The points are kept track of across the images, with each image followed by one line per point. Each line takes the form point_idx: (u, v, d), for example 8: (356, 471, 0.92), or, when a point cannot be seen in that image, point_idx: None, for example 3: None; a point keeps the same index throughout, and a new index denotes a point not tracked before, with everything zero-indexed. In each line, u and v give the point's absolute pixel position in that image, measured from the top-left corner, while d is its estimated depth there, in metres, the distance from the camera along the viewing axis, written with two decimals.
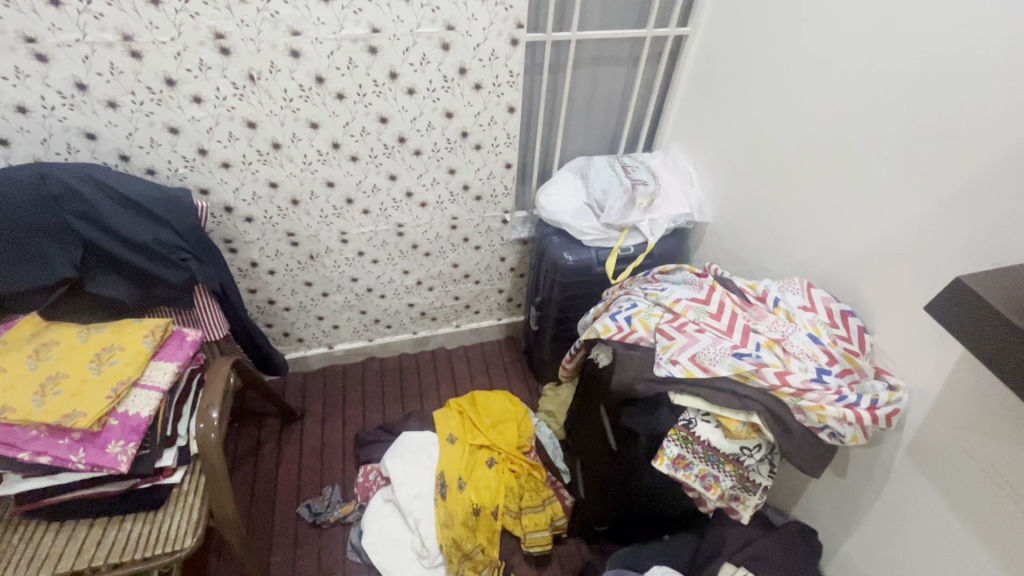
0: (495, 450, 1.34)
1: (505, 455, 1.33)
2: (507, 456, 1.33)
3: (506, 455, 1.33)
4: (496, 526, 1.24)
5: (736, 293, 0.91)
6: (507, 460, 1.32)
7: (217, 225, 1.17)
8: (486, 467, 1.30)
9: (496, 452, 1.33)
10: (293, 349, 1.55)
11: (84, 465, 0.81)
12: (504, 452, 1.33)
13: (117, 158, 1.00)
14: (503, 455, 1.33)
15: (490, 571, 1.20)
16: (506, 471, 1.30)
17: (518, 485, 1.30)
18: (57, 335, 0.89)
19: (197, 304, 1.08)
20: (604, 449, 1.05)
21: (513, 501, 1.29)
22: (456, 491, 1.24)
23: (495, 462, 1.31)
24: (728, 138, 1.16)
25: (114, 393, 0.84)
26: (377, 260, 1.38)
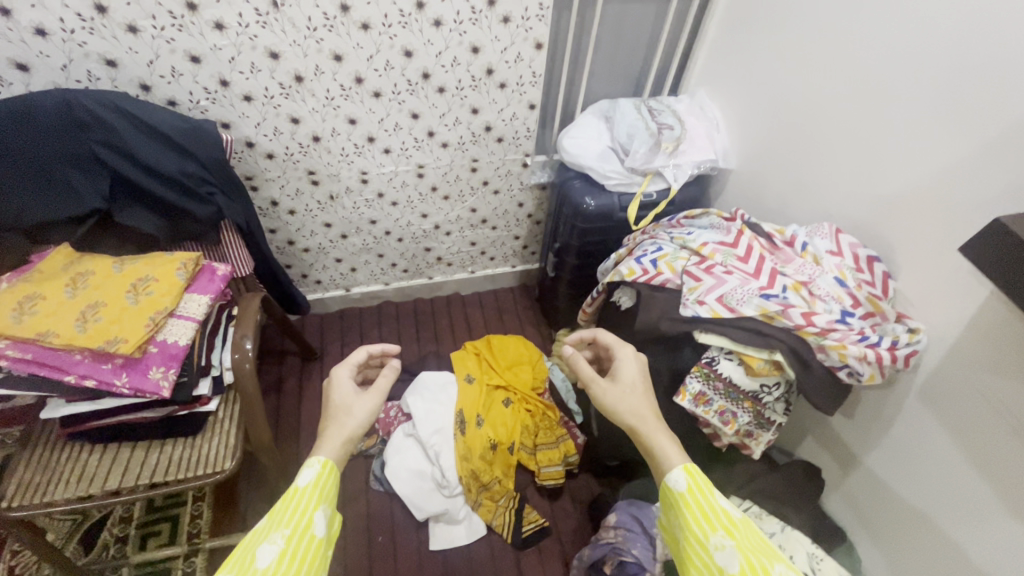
0: (511, 392, 1.38)
1: (520, 396, 1.38)
2: (523, 396, 1.38)
3: (521, 395, 1.38)
4: (512, 460, 1.30)
5: (763, 238, 0.92)
6: (523, 400, 1.37)
7: (238, 161, 1.16)
8: (503, 406, 1.35)
9: (512, 393, 1.38)
10: (311, 291, 1.57)
11: (128, 389, 0.84)
12: (520, 393, 1.38)
13: (138, 88, 0.98)
14: (518, 396, 1.38)
15: (507, 501, 1.28)
16: (522, 410, 1.36)
17: (533, 424, 1.35)
18: (91, 266, 0.90)
19: (224, 240, 1.09)
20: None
21: (529, 438, 1.34)
22: (474, 427, 1.29)
23: (511, 402, 1.36)
24: (759, 82, 1.12)
25: (153, 322, 0.86)
26: (396, 203, 1.37)
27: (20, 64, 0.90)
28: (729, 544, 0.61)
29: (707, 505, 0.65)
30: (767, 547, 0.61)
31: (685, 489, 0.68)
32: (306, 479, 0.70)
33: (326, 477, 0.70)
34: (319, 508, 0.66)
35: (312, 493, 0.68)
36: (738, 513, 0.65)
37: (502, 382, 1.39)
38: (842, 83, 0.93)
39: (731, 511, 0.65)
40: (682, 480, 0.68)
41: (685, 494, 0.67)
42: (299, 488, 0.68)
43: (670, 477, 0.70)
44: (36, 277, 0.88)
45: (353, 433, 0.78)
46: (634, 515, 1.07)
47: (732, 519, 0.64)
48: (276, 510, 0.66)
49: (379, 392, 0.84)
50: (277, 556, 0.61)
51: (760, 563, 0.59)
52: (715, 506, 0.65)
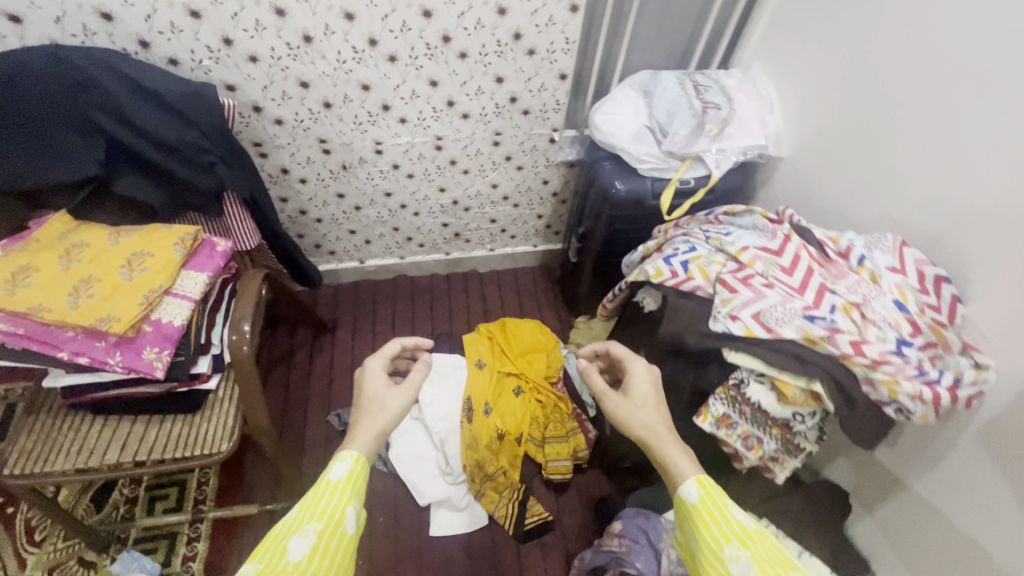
0: (523, 380, 1.33)
1: (532, 385, 1.32)
2: (535, 385, 1.32)
3: (533, 385, 1.32)
4: (520, 451, 1.25)
5: (813, 246, 0.80)
6: (535, 390, 1.32)
7: (245, 126, 1.09)
8: (514, 395, 1.30)
9: (524, 382, 1.32)
10: (325, 262, 1.52)
11: (122, 368, 0.82)
12: (531, 382, 1.32)
13: (137, 44, 0.91)
14: (530, 385, 1.32)
15: (511, 493, 1.25)
16: (532, 401, 1.30)
17: (544, 415, 1.30)
18: (87, 237, 0.86)
19: (227, 212, 1.03)
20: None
21: (538, 430, 1.30)
22: (482, 416, 1.25)
23: (522, 391, 1.31)
24: (830, 62, 0.97)
25: (146, 300, 0.82)
26: (412, 175, 1.29)
27: (11, 16, 0.84)
28: (743, 555, 0.58)
29: (718, 515, 0.63)
30: (784, 555, 0.59)
31: (695, 500, 0.65)
32: (338, 473, 0.66)
33: (358, 473, 0.66)
34: (350, 507, 0.63)
35: (344, 488, 0.65)
36: (751, 522, 0.62)
37: (515, 370, 1.34)
38: (934, 74, 0.79)
39: (745, 523, 0.62)
40: (693, 491, 0.66)
41: (696, 505, 0.65)
42: (330, 482, 0.65)
43: (682, 488, 0.67)
44: (33, 246, 0.85)
45: (385, 429, 0.74)
46: (642, 526, 1.02)
47: (745, 531, 0.61)
48: (306, 501, 0.63)
49: (414, 385, 0.79)
50: (309, 550, 0.58)
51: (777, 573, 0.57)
52: (727, 517, 0.62)
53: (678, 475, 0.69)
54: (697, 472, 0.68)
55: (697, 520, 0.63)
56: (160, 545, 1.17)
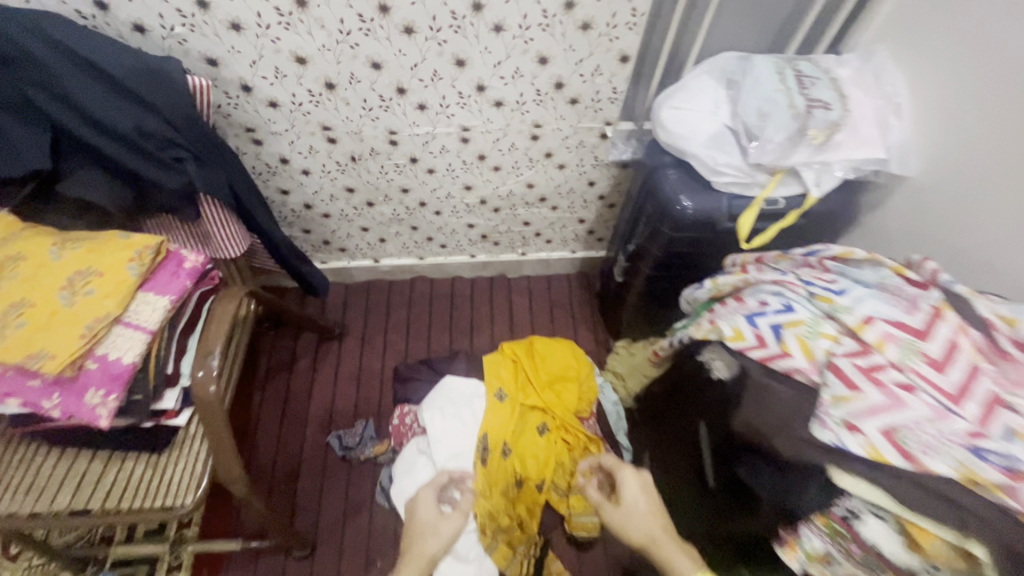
0: (549, 416, 1.14)
1: (559, 424, 1.14)
2: (562, 424, 1.14)
3: (560, 423, 1.14)
4: (540, 500, 1.09)
5: (976, 328, 0.56)
6: (560, 430, 1.13)
7: (234, 108, 0.91)
8: (537, 435, 1.12)
9: (550, 419, 1.14)
10: (335, 259, 1.36)
11: (59, 413, 0.67)
12: (558, 420, 1.14)
13: (94, 6, 0.74)
14: (556, 424, 1.14)
15: (527, 548, 1.08)
16: (558, 442, 1.12)
17: (571, 460, 1.12)
18: (22, 249, 0.71)
19: (203, 215, 0.86)
20: (697, 475, 0.79)
21: (563, 477, 1.12)
22: (500, 458, 1.09)
23: (547, 429, 1.13)
24: (1013, 57, 0.69)
25: (89, 332, 0.67)
26: (433, 171, 1.09)
27: None
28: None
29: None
30: None
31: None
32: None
33: None
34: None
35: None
36: None
37: (540, 404, 1.15)
38: None
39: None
40: None
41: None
42: None
43: None
44: None
45: (434, 554, 0.87)
46: None
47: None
48: None
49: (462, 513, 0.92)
50: None
51: None
52: None
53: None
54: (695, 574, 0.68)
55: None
56: (138, 572, 1.05)
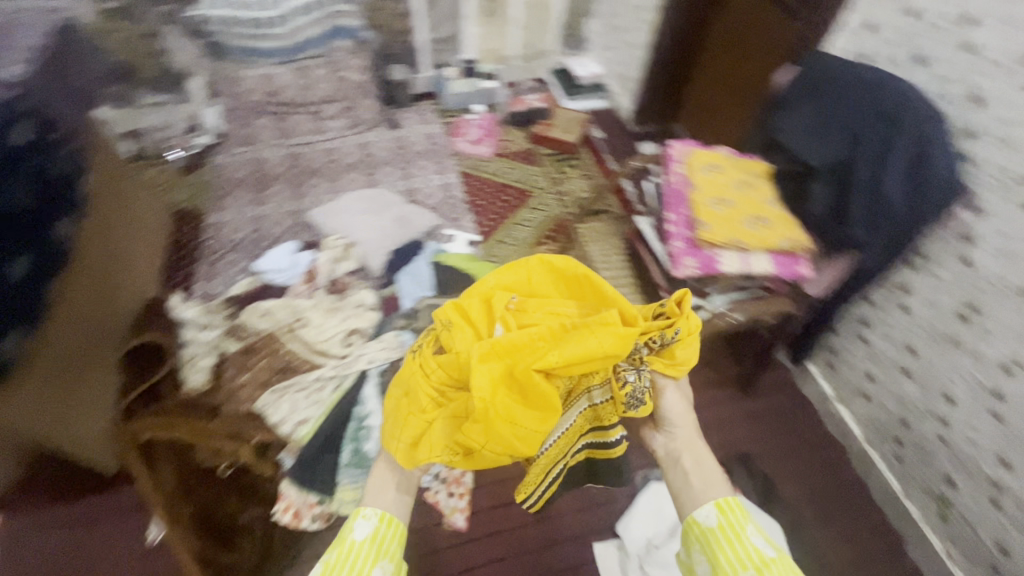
0: (576, 322, 0.88)
1: (428, 353, 0.96)
2: (505, 380, 0.84)
3: (439, 310, 0.92)
4: (507, 382, 0.84)
5: None
6: (503, 385, 0.83)
7: (938, 246, 1.26)
8: (507, 394, 0.84)
9: (500, 359, 0.84)
10: (820, 373, 1.69)
11: (671, 249, 1.15)
12: (510, 369, 0.84)
13: (969, 155, 1.16)
14: (473, 308, 0.90)
15: (504, 391, 0.83)
16: (467, 335, 0.88)
17: (515, 405, 0.83)
18: (754, 190, 1.21)
19: (834, 261, 1.20)
20: None
21: (514, 398, 0.84)
22: (494, 398, 0.82)
23: (502, 390, 0.83)
24: None
25: (727, 241, 1.11)
26: (995, 416, 1.17)
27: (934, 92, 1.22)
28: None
29: (733, 542, 0.81)
30: (741, 509, 0.85)
31: (716, 522, 0.84)
32: (361, 530, 0.92)
33: (381, 531, 0.92)
34: (383, 561, 0.89)
35: (370, 543, 0.91)
36: (759, 544, 0.81)
37: (676, 368, 0.93)
38: None
39: (763, 551, 0.80)
40: (714, 518, 0.85)
41: (716, 529, 0.84)
42: (355, 540, 0.90)
43: (701, 514, 0.86)
44: (731, 167, 1.25)
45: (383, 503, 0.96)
46: None
47: (764, 558, 0.79)
48: (333, 561, 0.88)
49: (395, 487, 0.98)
50: (371, 527, 0.92)
51: (735, 532, 0.82)
52: (743, 541, 0.81)
53: (696, 500, 0.88)
54: (719, 499, 0.87)
55: (718, 542, 0.82)
56: None
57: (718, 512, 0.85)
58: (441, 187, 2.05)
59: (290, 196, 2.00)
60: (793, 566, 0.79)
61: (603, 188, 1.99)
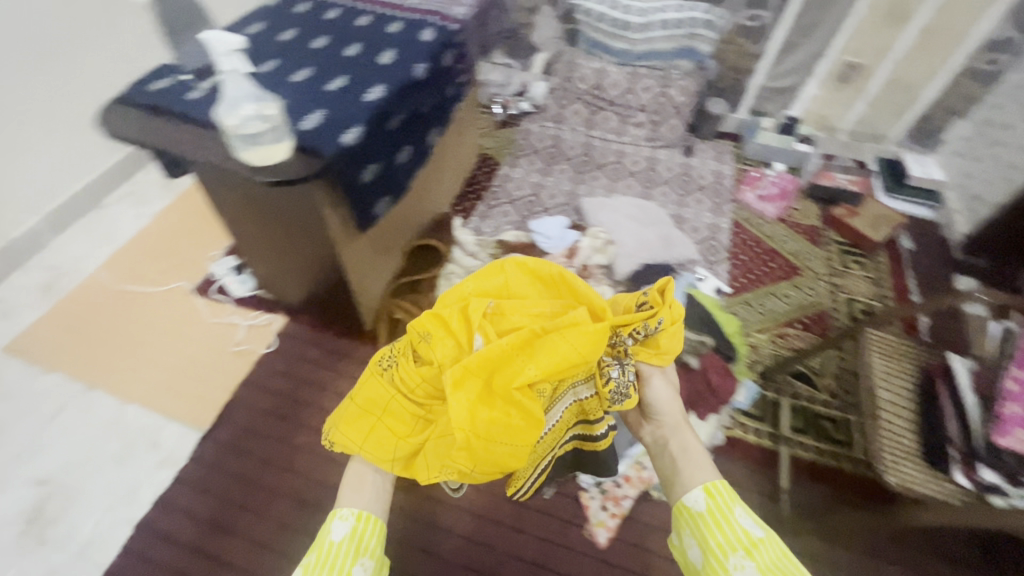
0: (545, 323, 0.92)
1: (402, 365, 0.96)
2: (483, 395, 0.88)
3: (417, 320, 0.95)
4: (493, 399, 0.89)
5: None
6: (484, 401, 0.88)
7: None
8: (485, 414, 0.87)
9: (473, 377, 0.87)
10: None
11: (1003, 414, 1.06)
12: (484, 382, 0.88)
13: None
14: (431, 322, 0.93)
15: (491, 412, 0.87)
16: (449, 346, 0.91)
17: (507, 420, 0.88)
18: None
19: None
20: None
21: (501, 418, 0.88)
22: (473, 414, 0.86)
23: (485, 412, 0.87)
24: None
25: None
26: None
27: None
28: (747, 562, 0.82)
29: (722, 525, 0.87)
30: (730, 491, 0.92)
31: (703, 507, 0.90)
32: (339, 530, 0.94)
33: (363, 526, 0.95)
34: (363, 558, 0.92)
35: (347, 543, 0.93)
36: (755, 528, 0.86)
37: (661, 357, 1.04)
38: None
39: (751, 531, 0.85)
40: (703, 503, 0.91)
41: (705, 511, 0.90)
42: (333, 540, 0.93)
43: (693, 497, 0.93)
44: None
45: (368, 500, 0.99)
46: None
47: (751, 539, 0.84)
48: (315, 557, 0.90)
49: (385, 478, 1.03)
50: (348, 525, 0.95)
51: (726, 513, 0.89)
52: (736, 525, 0.86)
53: (688, 485, 0.95)
54: (710, 482, 0.93)
55: (708, 525, 0.88)
56: (762, 411, 1.51)
57: (710, 493, 0.92)
58: (711, 227, 1.98)
59: (572, 179, 2.15)
60: (781, 544, 0.84)
61: (891, 304, 1.80)
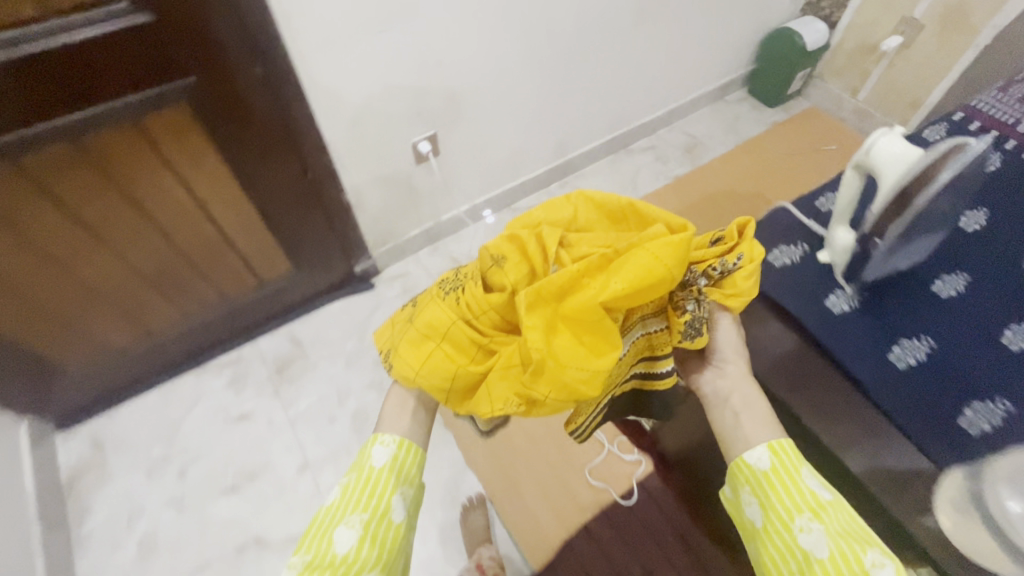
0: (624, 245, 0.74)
1: (470, 285, 0.79)
2: (555, 317, 0.72)
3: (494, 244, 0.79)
4: (563, 321, 0.72)
5: None
6: (564, 322, 0.72)
7: None
8: (561, 337, 0.71)
9: (545, 303, 0.72)
10: None
11: None
12: (553, 306, 0.72)
13: None
14: (505, 247, 0.78)
15: (564, 336, 0.71)
16: (523, 269, 0.76)
17: (586, 344, 0.71)
18: None
19: None
20: None
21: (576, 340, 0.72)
22: (533, 331, 0.70)
23: (564, 337, 0.71)
24: None
25: None
26: None
27: None
28: (816, 528, 0.64)
29: (787, 486, 0.67)
30: (789, 447, 0.70)
31: (767, 466, 0.68)
32: (378, 455, 0.78)
33: (404, 454, 0.79)
34: (398, 487, 0.76)
35: (388, 471, 0.76)
36: (824, 493, 0.66)
37: (734, 303, 0.78)
38: None
39: (819, 494, 0.66)
40: (763, 460, 0.70)
41: (765, 471, 0.69)
42: (372, 465, 0.77)
43: (750, 454, 0.71)
44: None
45: None
46: None
47: (817, 501, 0.65)
48: (348, 486, 0.75)
49: None
50: (389, 450, 0.78)
51: (791, 479, 0.67)
52: (800, 487, 0.66)
53: (748, 439, 0.72)
54: (772, 438, 0.71)
55: (767, 486, 0.68)
56: None
57: (768, 450, 0.70)
58: None
59: None
60: (856, 513, 0.65)
61: None
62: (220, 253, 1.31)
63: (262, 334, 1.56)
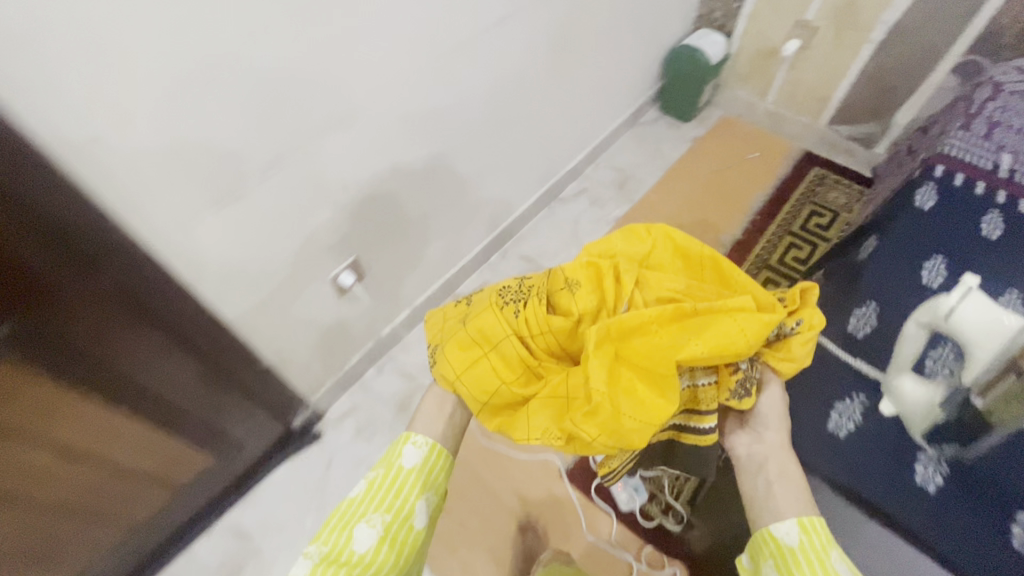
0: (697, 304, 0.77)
1: (536, 308, 0.84)
2: (618, 355, 0.77)
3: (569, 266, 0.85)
4: (625, 365, 0.77)
5: None
6: (625, 364, 0.77)
7: None
8: (622, 374, 0.76)
9: (610, 339, 0.77)
10: None
11: None
12: (618, 345, 0.77)
13: None
14: (582, 273, 0.83)
15: (625, 377, 0.76)
16: (592, 300, 0.81)
17: (646, 392, 0.75)
18: None
19: None
20: None
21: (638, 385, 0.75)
22: (598, 372, 0.74)
23: (625, 373, 0.76)
24: None
25: None
26: None
27: None
28: None
29: (812, 573, 0.62)
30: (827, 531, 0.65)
31: (794, 546, 0.65)
32: (409, 456, 0.83)
33: (434, 458, 0.84)
34: (425, 490, 0.80)
35: (416, 473, 0.81)
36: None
37: (786, 366, 0.76)
38: None
39: None
40: (791, 537, 0.66)
41: (790, 549, 0.65)
42: (403, 465, 0.81)
43: (778, 528, 0.67)
44: None
45: None
46: None
47: None
48: (374, 485, 0.79)
49: None
50: (420, 454, 0.83)
51: (819, 563, 0.62)
52: (826, 573, 0.62)
53: (777, 512, 0.68)
54: (805, 515, 0.66)
55: (791, 564, 0.64)
56: None
57: (801, 526, 0.66)
58: None
59: None
60: None
61: None
62: (98, 488, 1.06)
63: (197, 536, 1.28)
